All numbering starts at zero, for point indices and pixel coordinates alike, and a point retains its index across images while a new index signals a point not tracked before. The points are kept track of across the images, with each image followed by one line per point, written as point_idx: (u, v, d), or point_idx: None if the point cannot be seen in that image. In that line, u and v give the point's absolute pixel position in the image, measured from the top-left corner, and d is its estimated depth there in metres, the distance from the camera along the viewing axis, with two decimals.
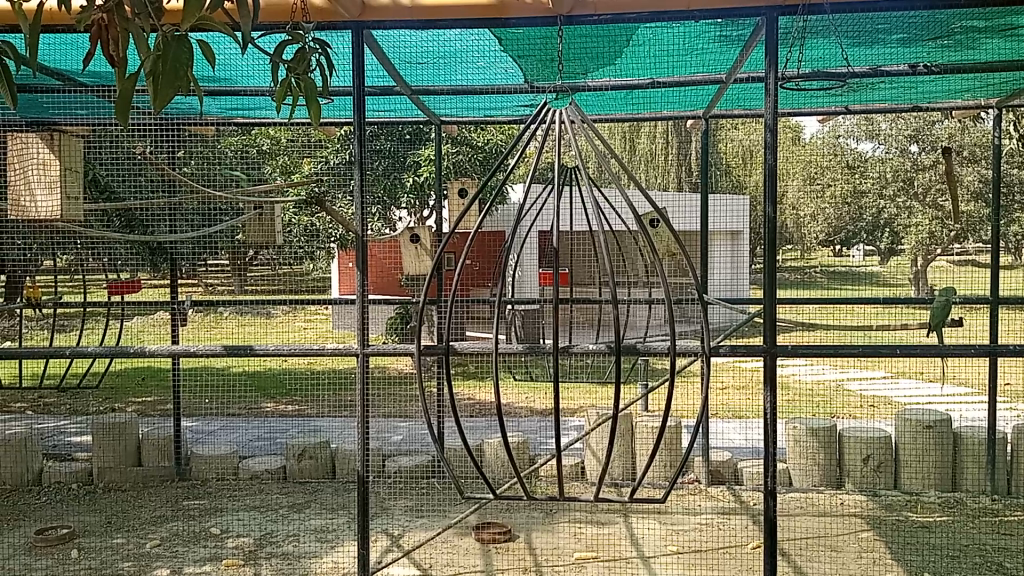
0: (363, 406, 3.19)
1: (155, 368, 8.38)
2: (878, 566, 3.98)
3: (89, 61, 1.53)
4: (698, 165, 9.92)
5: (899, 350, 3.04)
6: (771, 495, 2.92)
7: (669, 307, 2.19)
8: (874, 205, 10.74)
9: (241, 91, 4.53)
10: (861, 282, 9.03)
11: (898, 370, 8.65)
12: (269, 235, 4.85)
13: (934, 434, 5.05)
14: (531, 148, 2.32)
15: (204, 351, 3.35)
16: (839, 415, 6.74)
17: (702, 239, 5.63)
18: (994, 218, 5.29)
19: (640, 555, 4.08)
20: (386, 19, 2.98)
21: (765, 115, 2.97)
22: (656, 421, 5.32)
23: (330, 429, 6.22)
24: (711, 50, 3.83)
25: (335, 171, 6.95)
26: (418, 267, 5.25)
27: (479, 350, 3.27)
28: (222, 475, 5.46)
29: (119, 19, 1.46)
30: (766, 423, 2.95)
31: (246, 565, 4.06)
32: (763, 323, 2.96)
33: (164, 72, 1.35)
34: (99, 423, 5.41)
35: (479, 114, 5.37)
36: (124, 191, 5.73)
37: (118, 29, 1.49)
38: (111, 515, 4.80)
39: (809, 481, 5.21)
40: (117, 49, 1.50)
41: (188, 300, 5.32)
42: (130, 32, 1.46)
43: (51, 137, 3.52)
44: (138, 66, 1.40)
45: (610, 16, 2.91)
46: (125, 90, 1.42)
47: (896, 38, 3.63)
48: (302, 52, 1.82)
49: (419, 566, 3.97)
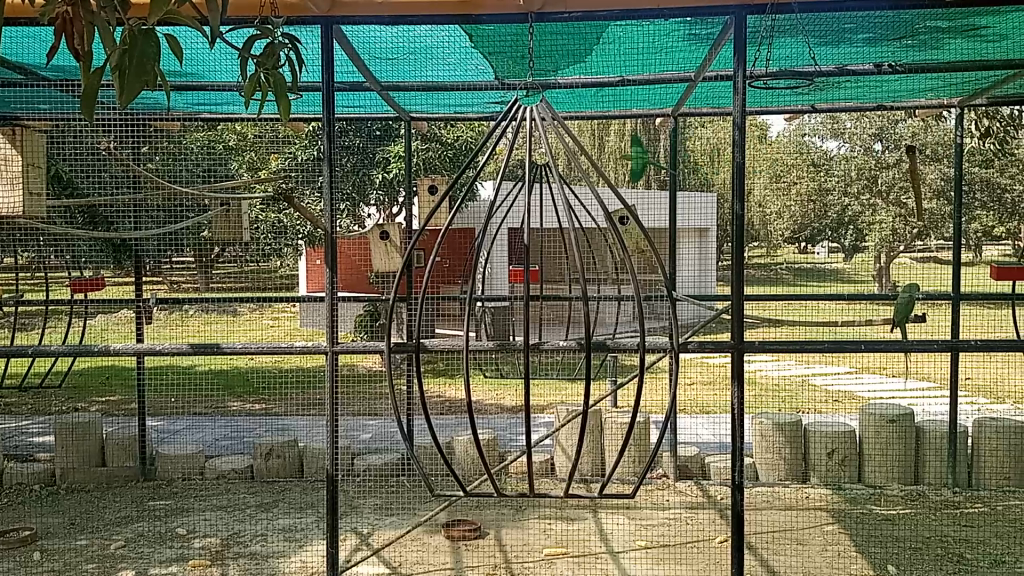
0: (333, 404, 3.17)
1: (119, 368, 8.26)
2: (843, 559, 4.04)
3: (51, 55, 1.49)
4: (665, 163, 9.99)
5: (863, 345, 3.06)
6: (739, 489, 2.92)
7: (639, 303, 2.19)
8: (838, 203, 10.88)
9: (209, 85, 4.47)
10: (826, 280, 9.17)
11: (863, 365, 8.79)
12: (236, 231, 4.79)
13: (897, 428, 5.13)
14: (502, 145, 2.32)
15: (169, 349, 3.30)
16: (804, 409, 6.84)
17: (671, 235, 5.62)
18: (956, 217, 5.35)
19: (609, 550, 4.10)
20: (355, 14, 2.96)
21: (733, 112, 2.99)
22: (624, 417, 5.35)
23: (298, 428, 6.17)
24: (679, 48, 3.85)
25: (303, 168, 6.89)
26: (387, 263, 5.20)
27: (450, 347, 3.25)
28: (188, 474, 5.40)
29: (83, 13, 1.43)
30: (735, 418, 2.95)
31: (213, 566, 4.01)
32: (731, 318, 2.97)
33: (131, 67, 1.33)
34: (61, 423, 5.32)
35: (449, 110, 5.36)
36: (87, 187, 5.65)
37: (84, 23, 1.46)
38: (74, 516, 4.73)
39: (775, 474, 5.27)
40: (82, 43, 1.48)
41: (154, 297, 5.25)
42: (96, 27, 1.46)
43: (13, 132, 3.44)
44: (103, 60, 1.38)
45: (580, 13, 2.93)
46: (89, 86, 1.41)
47: (862, 37, 3.68)
48: (272, 48, 1.80)
49: (388, 565, 3.96)
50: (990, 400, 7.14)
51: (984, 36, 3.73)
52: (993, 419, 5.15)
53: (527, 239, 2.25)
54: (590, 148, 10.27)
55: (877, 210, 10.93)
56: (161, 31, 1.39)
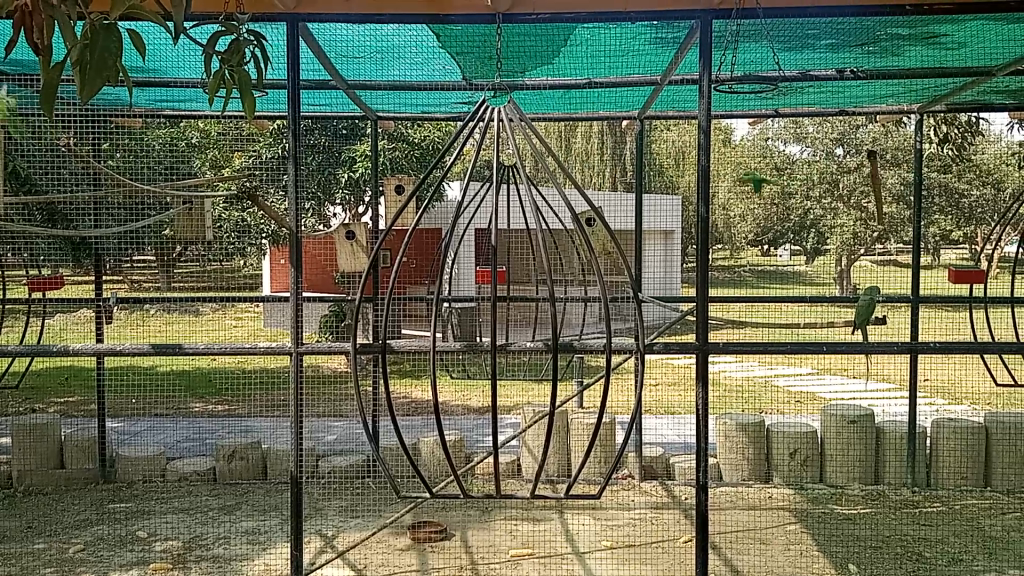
0: (297, 405, 3.13)
1: (78, 368, 8.11)
2: (805, 558, 4.09)
3: (11, 49, 1.46)
4: (631, 166, 10.05)
5: (825, 347, 3.09)
6: (703, 489, 2.94)
7: (606, 303, 2.20)
8: (800, 206, 11.05)
9: (172, 81, 4.41)
10: (788, 282, 9.30)
11: (824, 367, 8.92)
12: (199, 230, 4.73)
13: (857, 428, 5.19)
14: (469, 145, 2.32)
15: (131, 349, 3.25)
16: (766, 410, 6.92)
17: (637, 237, 5.66)
18: (915, 221, 5.43)
19: (575, 550, 4.11)
20: (322, 12, 2.95)
21: (698, 115, 3.01)
22: (590, 418, 5.37)
23: (261, 429, 6.10)
24: (645, 52, 3.88)
25: (268, 167, 6.83)
26: (354, 264, 5.16)
27: (416, 348, 3.24)
28: (149, 477, 5.30)
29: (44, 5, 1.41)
30: (698, 418, 2.97)
31: (176, 569, 3.96)
32: (696, 320, 2.99)
33: (92, 61, 1.31)
34: (18, 424, 5.21)
35: (416, 110, 5.34)
36: (46, 184, 5.54)
37: (44, 17, 1.44)
38: (32, 520, 4.63)
39: (738, 475, 5.32)
40: (41, 37, 1.46)
41: (115, 297, 5.16)
42: (57, 21, 1.43)
43: None
44: (63, 54, 1.35)
45: (548, 15, 2.94)
46: (49, 81, 1.39)
47: (825, 43, 3.73)
48: (238, 44, 1.78)
49: (353, 567, 3.93)
50: (948, 400, 7.29)
51: (943, 43, 3.81)
52: (951, 419, 5.24)
53: (494, 240, 2.25)
54: (557, 150, 10.31)
55: (838, 213, 11.11)
56: (124, 26, 1.37)
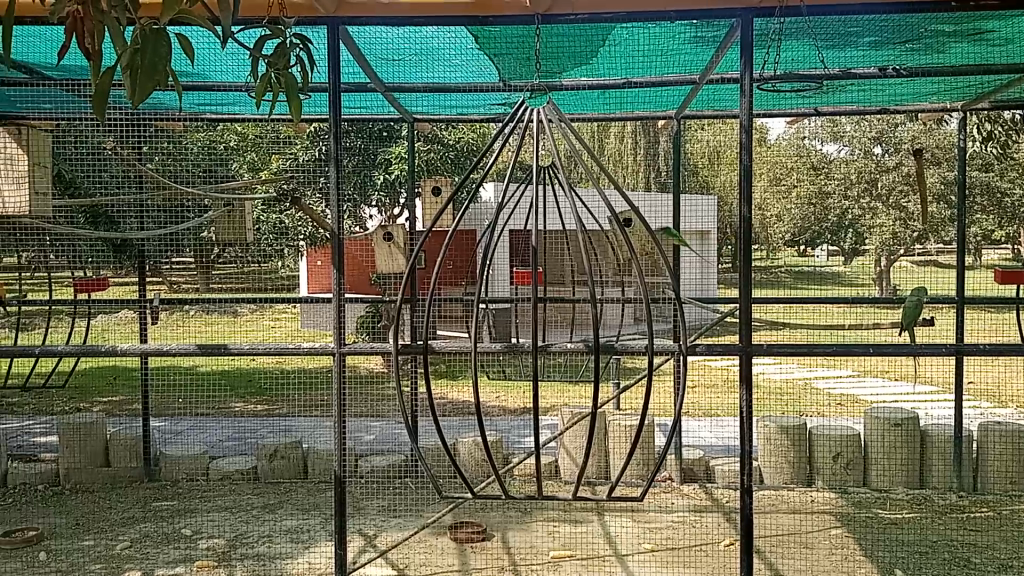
0: (340, 407, 3.16)
1: (121, 368, 8.25)
2: (850, 562, 4.04)
3: (63, 55, 1.51)
4: (666, 166, 10.01)
5: (872, 348, 3.03)
6: (747, 492, 2.89)
7: (647, 307, 2.22)
8: (838, 206, 10.93)
9: (214, 85, 4.46)
10: (825, 282, 9.22)
11: (865, 369, 8.81)
12: (239, 232, 4.79)
13: (902, 431, 5.14)
14: (507, 149, 2.34)
15: (177, 349, 3.27)
16: (807, 412, 6.84)
17: (674, 238, 5.58)
18: (960, 221, 5.34)
19: (616, 553, 4.10)
20: (363, 15, 2.95)
21: (740, 115, 2.98)
22: (630, 421, 5.33)
23: (302, 429, 6.16)
24: (684, 51, 3.84)
25: (305, 169, 6.87)
26: (392, 265, 5.18)
27: (457, 348, 3.24)
28: (192, 475, 5.37)
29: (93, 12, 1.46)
30: (742, 421, 2.92)
31: (220, 567, 4.00)
32: (739, 323, 2.95)
33: (142, 67, 1.35)
34: (65, 423, 5.31)
35: (453, 112, 5.35)
36: (89, 187, 5.64)
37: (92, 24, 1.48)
38: (79, 517, 4.72)
39: (780, 478, 5.27)
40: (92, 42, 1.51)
41: (158, 299, 5.24)
42: (106, 27, 1.48)
43: (18, 130, 3.17)
44: (114, 60, 1.40)
45: (587, 15, 2.93)
46: (102, 86, 1.44)
47: (867, 41, 3.68)
48: (283, 48, 1.80)
49: (395, 566, 3.94)
50: (993, 404, 7.17)
51: (990, 39, 3.73)
52: (998, 423, 5.13)
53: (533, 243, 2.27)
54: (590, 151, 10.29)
55: (877, 213, 11.00)
56: (173, 31, 1.41)
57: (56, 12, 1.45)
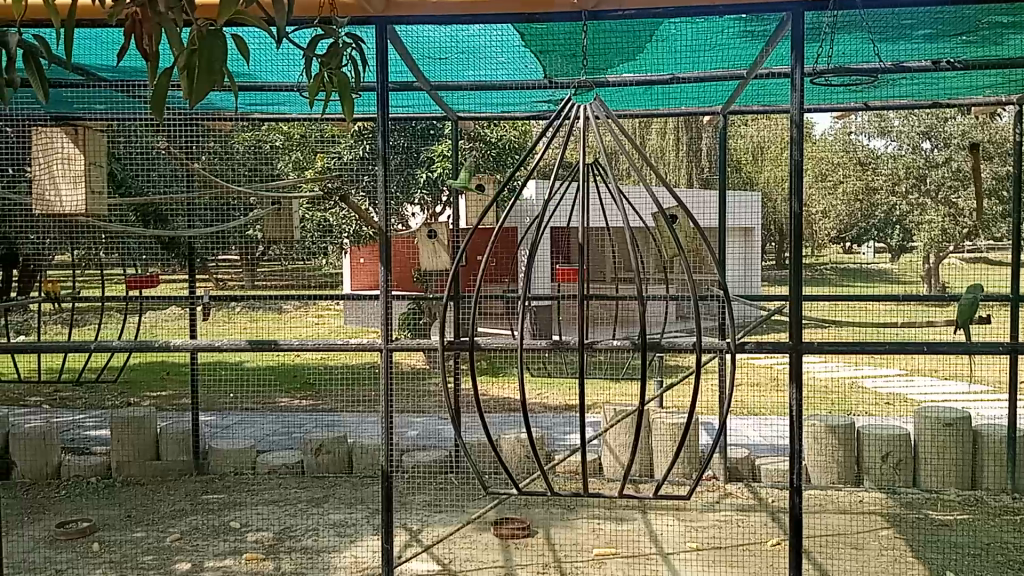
0: (387, 402, 3.18)
1: (169, 364, 8.40)
2: (900, 563, 3.98)
3: (123, 56, 1.55)
4: (709, 163, 9.92)
5: (926, 347, 2.97)
6: (797, 492, 2.85)
7: (695, 303, 2.19)
8: (885, 202, 10.74)
9: (265, 85, 4.51)
10: (872, 279, 9.06)
11: (915, 368, 8.65)
12: (286, 230, 4.85)
13: (953, 431, 5.03)
14: (554, 146, 2.33)
15: (228, 345, 3.31)
16: (855, 412, 6.74)
17: (721, 235, 5.52)
18: (1015, 217, 5.21)
19: (660, 551, 4.07)
20: (411, 14, 2.96)
21: (791, 110, 2.94)
22: (674, 419, 5.29)
23: (347, 424, 6.22)
24: (733, 45, 3.81)
25: (349, 167, 6.92)
26: (435, 263, 5.20)
27: (502, 345, 3.25)
28: (240, 469, 5.47)
29: (151, 14, 1.49)
30: (792, 420, 2.88)
31: (267, 560, 4.06)
32: (789, 320, 2.91)
33: (200, 67, 1.37)
34: (117, 417, 5.43)
35: (497, 109, 5.36)
36: (140, 186, 5.75)
37: (151, 25, 1.51)
38: (131, 509, 4.82)
39: (828, 478, 5.20)
40: (150, 43, 1.54)
41: (207, 296, 5.32)
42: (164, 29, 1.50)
43: (76, 130, 3.25)
44: (172, 61, 1.43)
45: (635, 11, 2.91)
46: (160, 86, 1.47)
47: (921, 33, 3.61)
48: (336, 47, 1.82)
49: (439, 561, 3.97)
50: None
51: None
52: None
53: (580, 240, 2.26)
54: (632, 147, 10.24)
55: (926, 210, 10.62)
56: (229, 31, 1.42)
57: (116, 14, 1.48)
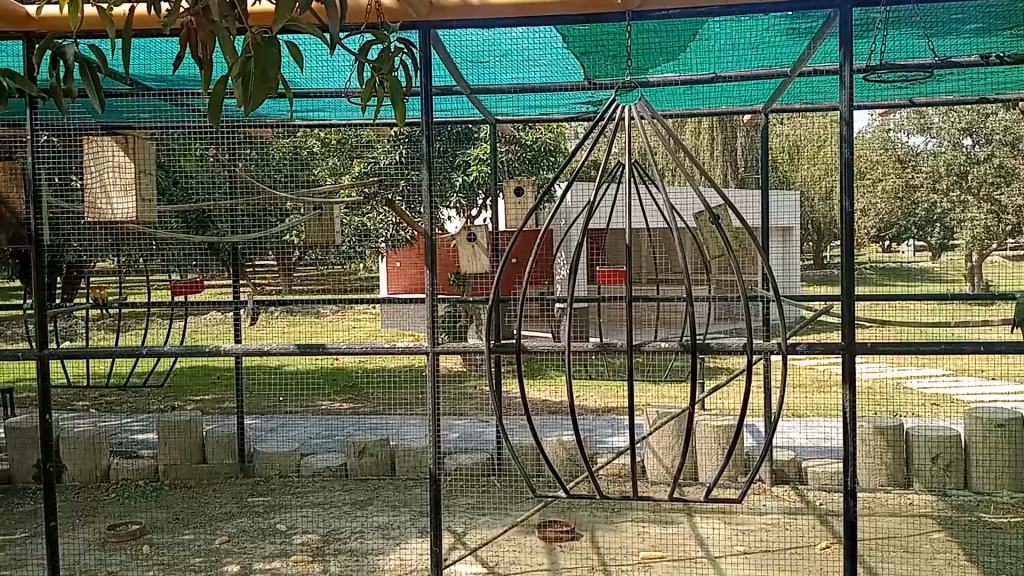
0: (435, 405, 3.18)
1: (212, 368, 8.50)
2: (954, 567, 3.90)
3: (178, 66, 1.57)
4: (744, 162, 9.83)
5: (983, 347, 2.90)
6: (852, 494, 2.81)
7: (746, 303, 2.15)
8: (926, 199, 10.56)
9: (308, 91, 4.55)
10: (915, 279, 8.92)
11: (961, 368, 8.49)
12: (327, 235, 4.87)
13: (1005, 432, 4.94)
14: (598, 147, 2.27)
15: (277, 348, 3.34)
16: (901, 413, 6.63)
17: (765, 235, 5.45)
18: None
19: (707, 555, 4.04)
20: (453, 18, 2.97)
21: (841, 107, 2.89)
22: (718, 420, 5.24)
23: (388, 427, 6.24)
24: (778, 43, 3.77)
25: (387, 171, 6.95)
26: (476, 265, 5.21)
27: (549, 347, 3.24)
28: (284, 472, 5.51)
29: (206, 23, 1.51)
30: (845, 421, 2.83)
31: (315, 562, 4.09)
32: (842, 319, 2.86)
33: (255, 75, 1.38)
34: (164, 421, 5.50)
35: (535, 111, 5.35)
36: (182, 193, 5.82)
37: (206, 34, 1.53)
38: (178, 512, 4.88)
39: (875, 480, 5.12)
40: (204, 52, 1.56)
41: (251, 301, 5.37)
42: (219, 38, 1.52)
43: (127, 139, 3.30)
44: (227, 69, 1.45)
45: (680, 10, 2.89)
46: (216, 95, 1.49)
47: (971, 27, 3.54)
48: (387, 52, 1.84)
49: (485, 564, 3.97)
50: None
51: None
52: None
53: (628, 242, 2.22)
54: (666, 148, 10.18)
55: (968, 207, 10.14)
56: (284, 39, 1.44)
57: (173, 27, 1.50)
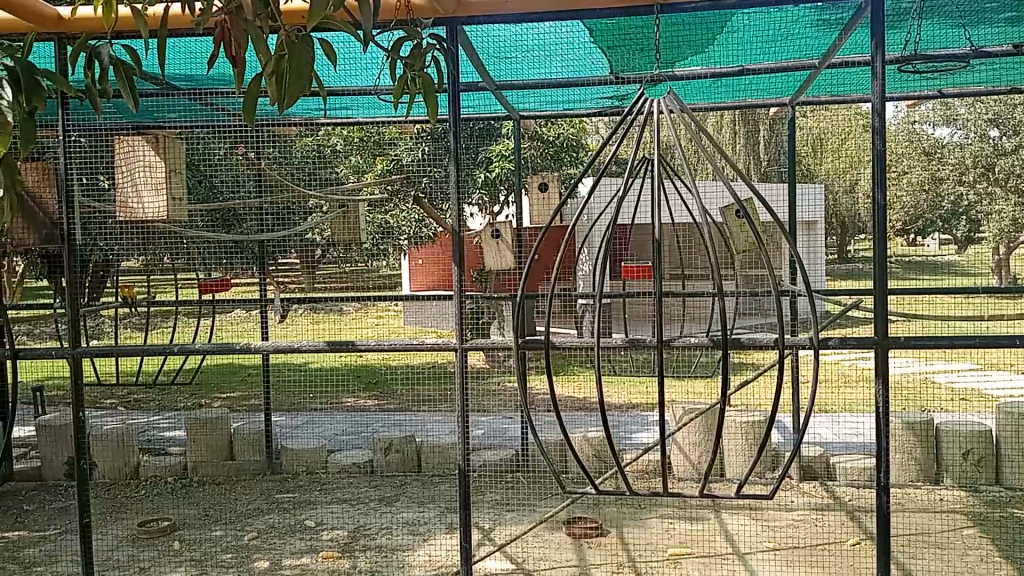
0: (464, 402, 3.18)
1: (238, 365, 8.57)
2: (986, 563, 3.86)
3: (212, 63, 1.59)
4: (767, 156, 9.76)
5: (1016, 340, 2.87)
6: (885, 490, 2.78)
7: (777, 298, 2.13)
8: (953, 191, 10.44)
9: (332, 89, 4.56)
10: (942, 273, 8.83)
11: (989, 362, 8.40)
12: (352, 232, 4.88)
13: None
14: (627, 139, 2.25)
15: (306, 345, 3.36)
16: (929, 408, 6.56)
17: (791, 228, 5.41)
18: None
19: (736, 551, 4.02)
20: (479, 14, 2.97)
21: (872, 99, 2.86)
22: (746, 416, 5.21)
23: (414, 423, 6.26)
24: (806, 35, 3.73)
25: (409, 168, 6.96)
26: (501, 262, 5.21)
27: (577, 343, 3.24)
28: (312, 469, 5.56)
29: (241, 21, 1.52)
30: (879, 416, 2.81)
31: (343, 558, 4.11)
32: (874, 314, 2.84)
33: (290, 70, 1.38)
34: (192, 418, 5.55)
35: (559, 107, 5.34)
36: (208, 192, 5.85)
37: (240, 33, 1.54)
38: (208, 508, 4.92)
39: (905, 475, 5.08)
40: (238, 51, 1.57)
41: (278, 299, 5.40)
42: (252, 36, 1.54)
43: (157, 138, 3.33)
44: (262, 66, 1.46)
45: (708, 3, 2.87)
46: (251, 92, 1.50)
47: (1004, 16, 3.49)
48: (418, 49, 1.85)
49: (513, 560, 3.98)
50: None
51: None
52: None
53: (657, 236, 2.20)
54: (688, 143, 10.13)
55: (995, 199, 10.22)
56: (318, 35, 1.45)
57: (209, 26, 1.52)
